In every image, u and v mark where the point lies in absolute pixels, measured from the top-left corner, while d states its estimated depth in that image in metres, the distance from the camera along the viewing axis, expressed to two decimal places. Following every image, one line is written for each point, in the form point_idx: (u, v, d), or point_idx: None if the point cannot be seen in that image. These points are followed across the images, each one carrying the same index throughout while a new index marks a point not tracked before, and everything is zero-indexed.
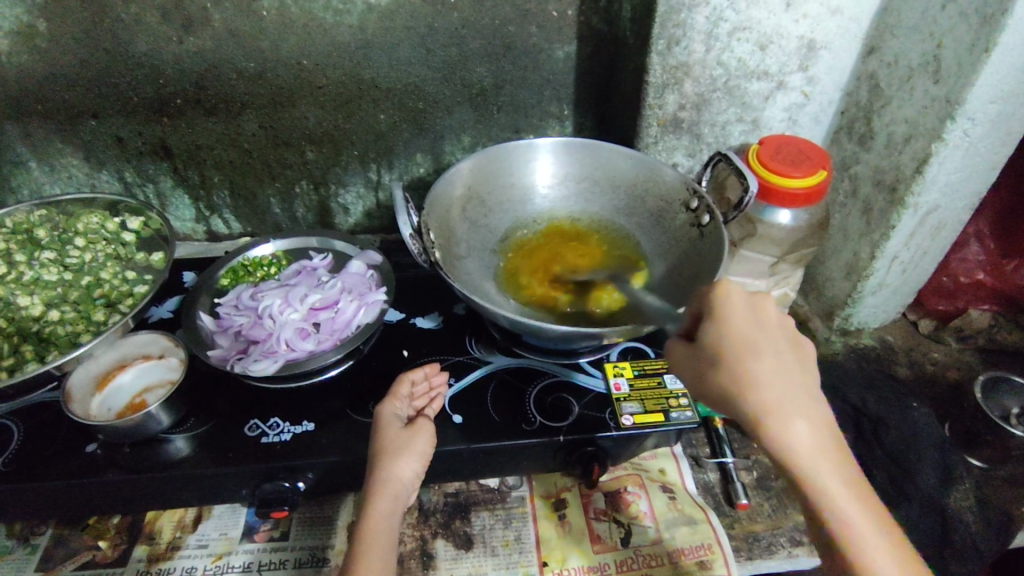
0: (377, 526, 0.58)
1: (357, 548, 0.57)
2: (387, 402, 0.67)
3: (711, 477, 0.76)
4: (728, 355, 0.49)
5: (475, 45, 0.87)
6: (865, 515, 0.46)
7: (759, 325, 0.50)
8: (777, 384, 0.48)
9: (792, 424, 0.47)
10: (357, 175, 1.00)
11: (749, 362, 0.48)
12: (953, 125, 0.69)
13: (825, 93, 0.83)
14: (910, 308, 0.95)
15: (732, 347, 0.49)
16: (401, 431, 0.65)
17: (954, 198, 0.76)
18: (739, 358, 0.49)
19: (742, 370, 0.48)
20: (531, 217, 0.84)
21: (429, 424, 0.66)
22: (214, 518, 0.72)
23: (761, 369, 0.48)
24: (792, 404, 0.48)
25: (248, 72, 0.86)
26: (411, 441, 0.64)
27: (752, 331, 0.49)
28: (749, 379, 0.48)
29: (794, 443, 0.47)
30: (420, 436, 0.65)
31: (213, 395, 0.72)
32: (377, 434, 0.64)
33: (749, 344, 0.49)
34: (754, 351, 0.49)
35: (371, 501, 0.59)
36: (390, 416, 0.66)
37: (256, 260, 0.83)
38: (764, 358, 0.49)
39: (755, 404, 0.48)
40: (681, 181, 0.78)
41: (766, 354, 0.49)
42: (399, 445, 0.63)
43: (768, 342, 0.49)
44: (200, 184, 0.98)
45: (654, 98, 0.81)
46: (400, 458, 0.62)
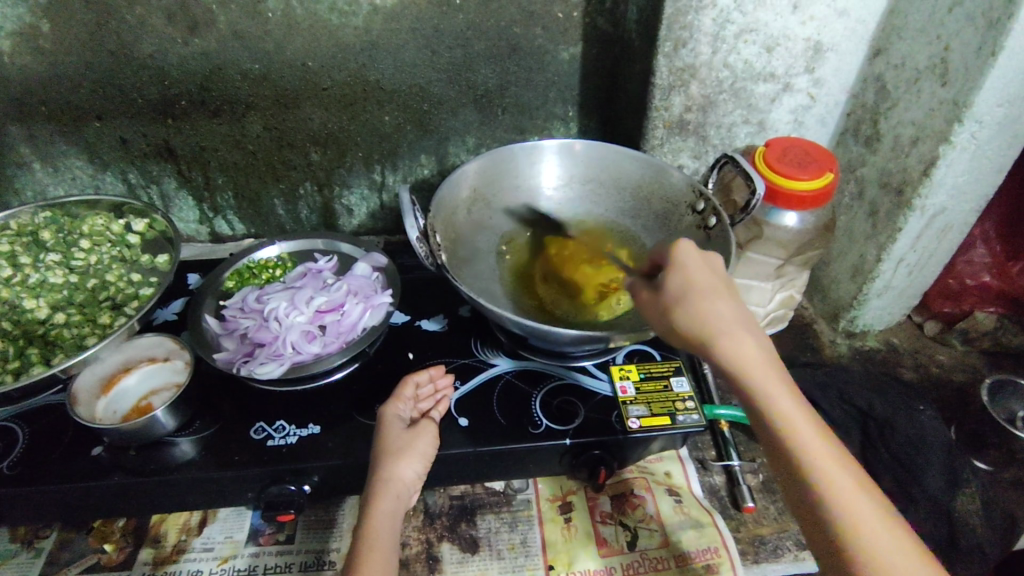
0: (379, 527, 0.58)
1: (358, 549, 0.57)
2: (391, 402, 0.67)
3: (717, 480, 0.76)
4: (689, 296, 0.51)
5: (480, 47, 0.87)
6: (825, 445, 0.48)
7: (712, 271, 0.53)
8: (734, 319, 0.51)
9: (752, 356, 0.50)
10: (362, 177, 1.00)
11: (711, 302, 0.51)
12: (961, 128, 0.68)
13: (831, 95, 0.83)
14: (915, 311, 0.95)
15: (692, 290, 0.51)
16: (403, 431, 0.65)
17: (960, 201, 0.76)
18: (699, 299, 0.51)
19: (703, 308, 0.50)
20: (536, 219, 0.84)
21: (432, 425, 0.66)
22: (220, 521, 0.72)
23: (720, 307, 0.51)
24: (748, 335, 0.51)
25: (253, 74, 0.86)
26: (413, 442, 0.64)
27: (705, 275, 0.52)
28: (710, 318, 0.50)
29: (756, 373, 0.50)
30: (422, 438, 0.65)
31: (219, 398, 0.72)
32: (380, 435, 0.64)
33: (706, 286, 0.52)
34: (713, 293, 0.51)
35: (373, 501, 0.59)
36: (393, 417, 0.66)
37: (261, 262, 0.82)
38: (719, 296, 0.51)
39: (720, 339, 0.50)
40: (686, 183, 0.78)
41: (721, 294, 0.52)
42: (401, 447, 0.63)
43: (722, 287, 0.52)
44: (204, 185, 0.98)
45: (660, 100, 0.81)
46: (401, 458, 0.62)
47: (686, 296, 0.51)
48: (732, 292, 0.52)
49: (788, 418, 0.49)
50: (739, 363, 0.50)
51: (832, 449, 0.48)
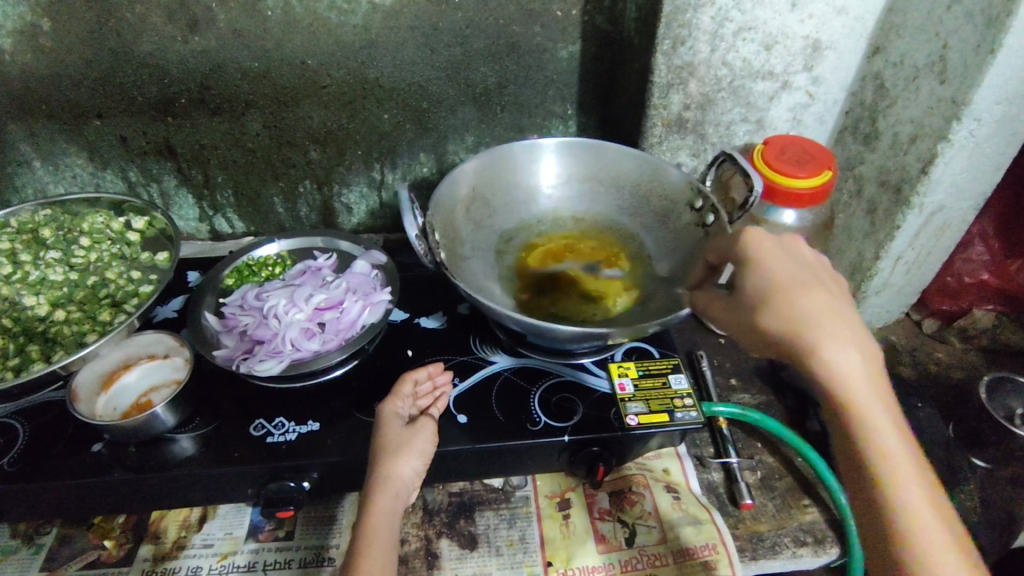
0: (378, 524, 0.58)
1: (358, 545, 0.57)
2: (390, 400, 0.67)
3: (715, 477, 0.76)
4: (777, 295, 0.50)
5: (479, 45, 0.87)
6: (909, 464, 0.46)
7: (803, 269, 0.51)
8: (833, 324, 0.48)
9: (847, 363, 0.47)
10: (361, 175, 1.00)
11: (803, 305, 0.49)
12: (959, 126, 0.69)
13: (830, 93, 0.83)
14: (913, 308, 0.95)
15: (785, 288, 0.50)
16: (401, 429, 0.65)
17: (959, 198, 0.76)
18: (788, 296, 0.49)
19: (800, 307, 0.49)
20: (534, 217, 0.84)
21: (431, 423, 0.66)
22: (220, 517, 0.72)
23: (818, 310, 0.48)
24: (846, 338, 0.48)
25: (253, 72, 0.86)
26: (411, 439, 0.64)
27: (807, 277, 0.50)
28: (806, 318, 0.48)
29: (851, 383, 0.47)
30: (421, 435, 0.65)
31: (218, 395, 0.72)
32: (379, 433, 0.64)
33: (808, 288, 0.50)
34: (802, 290, 0.49)
35: (372, 497, 0.60)
36: (391, 414, 0.66)
37: (260, 260, 0.83)
38: (817, 298, 0.49)
39: (814, 343, 0.48)
40: (684, 180, 0.78)
41: (818, 296, 0.49)
42: (400, 444, 0.63)
43: (814, 284, 0.50)
44: (204, 183, 0.98)
45: (659, 98, 0.81)
46: (400, 455, 0.62)
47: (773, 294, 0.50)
48: (833, 295, 0.50)
49: (877, 430, 0.47)
50: (832, 369, 0.47)
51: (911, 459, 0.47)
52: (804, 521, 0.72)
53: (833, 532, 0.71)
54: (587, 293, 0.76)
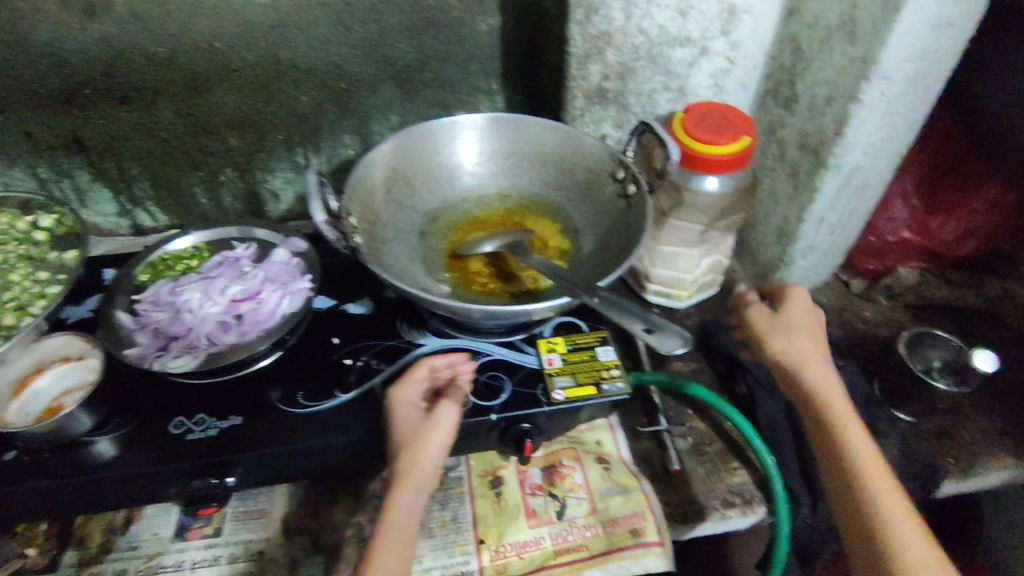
0: (399, 515, 0.60)
1: (375, 540, 0.60)
2: (404, 387, 0.67)
3: (646, 446, 0.77)
4: (792, 328, 0.73)
5: (395, 21, 0.85)
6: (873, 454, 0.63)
7: (811, 317, 0.74)
8: (819, 357, 0.70)
9: (830, 386, 0.68)
10: (284, 160, 0.97)
11: (796, 331, 0.72)
12: (870, 86, 0.69)
13: (749, 57, 0.83)
14: (842, 269, 0.95)
15: (792, 323, 0.73)
16: (417, 418, 0.65)
17: (876, 158, 0.77)
18: (793, 329, 0.72)
19: (801, 344, 0.71)
20: (459, 196, 0.83)
21: (449, 408, 0.64)
22: (147, 518, 0.71)
23: (814, 346, 0.71)
24: (833, 374, 0.69)
25: (160, 58, 0.82)
26: (429, 432, 0.63)
27: (811, 318, 0.74)
28: (805, 349, 0.70)
29: (833, 397, 0.67)
30: (438, 430, 0.63)
31: (136, 395, 0.70)
32: (398, 422, 0.64)
33: (811, 326, 0.73)
34: (806, 326, 0.73)
35: (394, 489, 0.61)
36: (406, 403, 0.66)
37: (175, 254, 0.80)
38: (811, 327, 0.73)
39: (797, 362, 0.70)
40: (607, 152, 0.79)
41: (808, 325, 0.73)
42: (413, 436, 0.63)
43: (817, 329, 0.73)
44: (119, 177, 0.95)
45: (576, 69, 0.79)
46: (416, 444, 0.62)
47: (792, 325, 0.73)
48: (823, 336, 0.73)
49: (853, 436, 0.64)
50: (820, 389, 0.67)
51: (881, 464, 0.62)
52: (732, 483, 0.73)
53: (761, 492, 0.73)
54: (507, 283, 0.75)
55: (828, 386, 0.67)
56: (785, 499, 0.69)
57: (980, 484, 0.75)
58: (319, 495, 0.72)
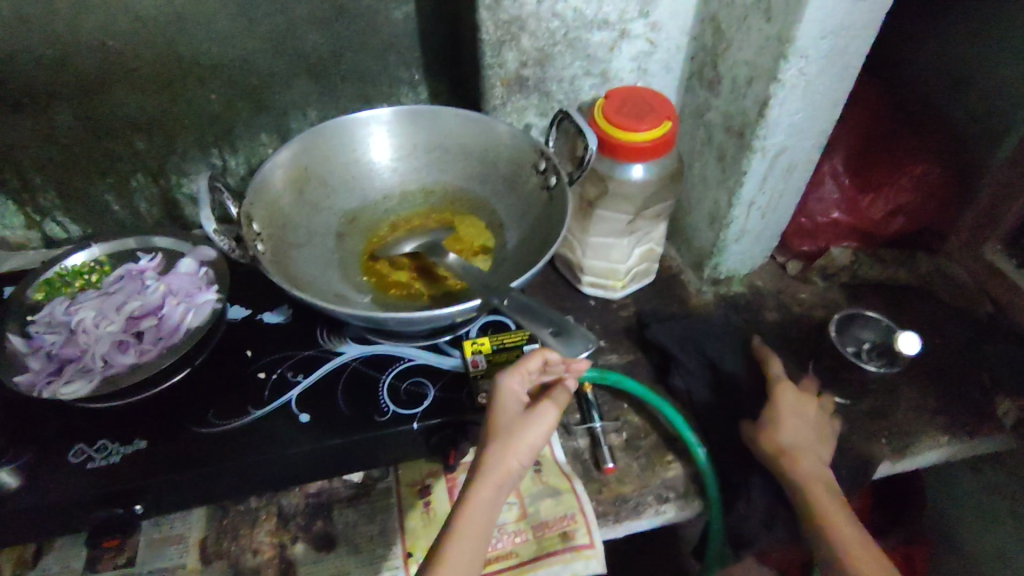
0: (475, 514, 0.55)
1: (447, 535, 0.54)
2: (512, 373, 0.60)
3: (580, 444, 0.74)
4: (779, 418, 0.69)
5: (302, 11, 0.80)
6: (883, 571, 0.61)
7: (798, 401, 0.71)
8: (808, 448, 0.68)
9: (831, 499, 0.64)
10: (199, 162, 0.92)
11: (791, 433, 0.68)
12: (787, 65, 0.67)
13: (671, 39, 0.80)
14: (777, 251, 0.95)
15: (778, 412, 0.70)
16: (517, 412, 0.59)
17: (800, 139, 0.75)
18: (781, 419, 0.69)
19: (789, 433, 0.68)
20: (380, 195, 0.80)
21: (552, 408, 0.59)
22: (56, 551, 0.66)
23: (801, 436, 0.68)
24: (820, 465, 0.67)
25: (49, 59, 0.77)
26: (529, 426, 0.58)
27: (797, 403, 0.71)
28: (793, 439, 0.67)
29: (823, 494, 0.64)
30: (537, 425, 0.58)
31: (33, 423, 0.66)
32: (497, 410, 0.59)
33: (799, 412, 0.70)
34: (793, 413, 0.70)
35: (477, 483, 0.55)
36: (510, 394, 0.60)
37: (74, 269, 0.75)
38: (803, 427, 0.69)
39: (797, 470, 0.65)
40: (529, 143, 0.76)
41: (799, 417, 0.70)
42: (513, 429, 0.58)
43: (806, 415, 0.71)
44: (22, 187, 0.89)
45: (491, 57, 0.76)
46: (514, 440, 0.57)
47: (779, 414, 0.69)
48: (811, 421, 0.70)
49: (843, 533, 0.62)
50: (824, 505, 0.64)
51: (874, 559, 0.61)
52: (666, 477, 0.72)
53: (695, 485, 0.71)
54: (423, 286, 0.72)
55: (818, 481, 0.65)
56: (716, 488, 0.69)
57: (915, 463, 0.74)
58: (239, 516, 0.69)
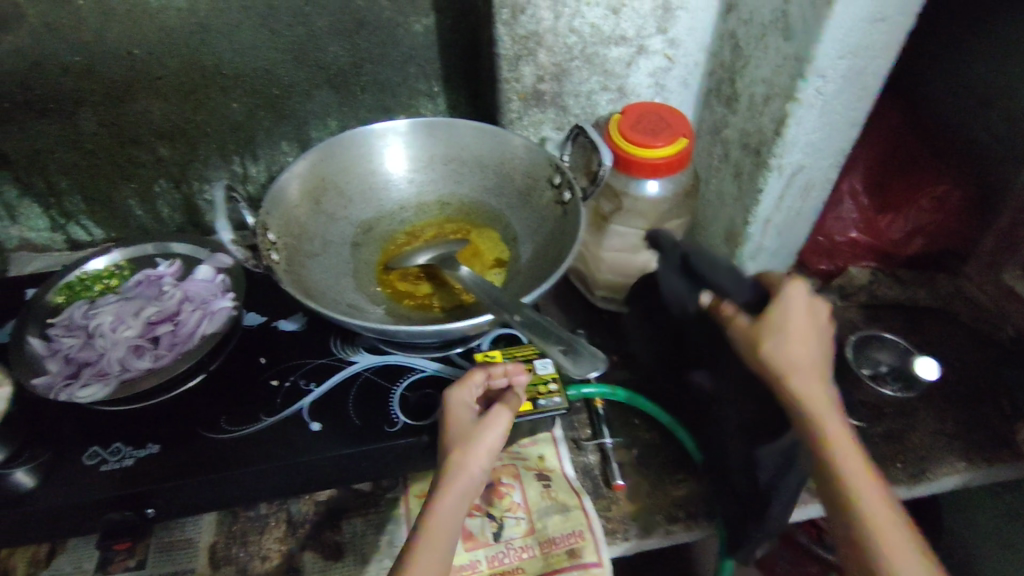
0: (442, 523, 0.55)
1: (414, 545, 0.54)
2: (457, 388, 0.62)
3: (590, 459, 0.74)
4: (777, 332, 0.58)
5: (323, 23, 0.81)
6: (909, 547, 0.52)
7: (802, 310, 0.60)
8: (809, 363, 0.58)
9: (839, 437, 0.56)
10: (220, 169, 0.93)
11: (793, 348, 0.58)
12: (805, 84, 0.67)
13: (689, 55, 0.80)
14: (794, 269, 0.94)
15: (778, 325, 0.59)
16: (468, 423, 0.61)
17: (817, 157, 0.75)
18: (779, 333, 0.58)
19: (786, 349, 0.58)
20: (395, 205, 0.80)
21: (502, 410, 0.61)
22: (69, 552, 0.67)
23: (803, 352, 0.58)
24: (822, 387, 0.58)
25: (75, 67, 0.78)
26: (481, 434, 0.59)
27: (801, 313, 0.59)
28: (793, 355, 0.58)
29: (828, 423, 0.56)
30: (490, 432, 0.60)
31: (50, 425, 0.67)
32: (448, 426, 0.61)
33: (802, 323, 0.59)
34: (794, 325, 0.59)
35: (439, 491, 0.56)
36: (458, 407, 0.62)
37: (95, 274, 0.76)
38: (808, 339, 0.59)
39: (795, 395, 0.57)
40: (544, 156, 0.76)
41: (802, 327, 0.59)
42: (466, 438, 0.59)
43: (811, 326, 0.59)
44: (48, 190, 0.90)
45: (509, 71, 0.77)
46: (467, 445, 0.59)
47: (776, 326, 0.59)
48: (816, 331, 0.59)
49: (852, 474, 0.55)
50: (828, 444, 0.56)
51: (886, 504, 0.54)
52: (676, 496, 0.71)
53: (706, 506, 0.71)
54: (435, 296, 0.72)
55: (819, 409, 0.56)
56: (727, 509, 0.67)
57: (931, 489, 0.73)
58: (249, 522, 0.70)
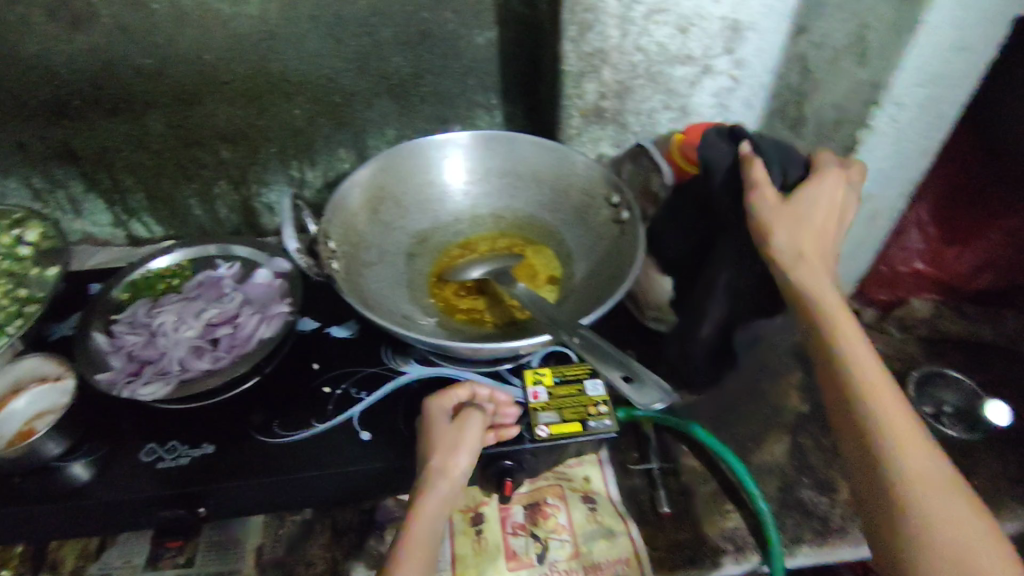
0: (420, 535, 0.58)
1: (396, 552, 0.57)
2: (435, 398, 0.65)
3: (637, 483, 0.73)
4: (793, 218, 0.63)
5: (388, 34, 0.82)
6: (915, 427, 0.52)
7: (820, 207, 0.65)
8: (816, 253, 0.63)
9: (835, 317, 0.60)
10: (279, 173, 0.95)
11: (802, 236, 0.63)
12: (879, 110, 0.67)
13: (755, 76, 0.77)
14: (853, 297, 0.95)
15: (795, 209, 0.64)
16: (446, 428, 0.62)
17: (886, 186, 0.72)
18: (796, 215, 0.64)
19: (795, 235, 0.63)
20: (450, 217, 0.80)
21: (475, 417, 0.63)
22: (121, 545, 0.69)
23: (812, 243, 0.63)
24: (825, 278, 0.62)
25: (147, 69, 0.80)
26: (458, 436, 0.61)
27: (822, 207, 0.65)
28: (803, 240, 0.63)
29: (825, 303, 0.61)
30: (467, 433, 0.62)
31: (109, 420, 0.69)
32: (427, 432, 0.62)
33: (820, 215, 0.64)
34: (810, 216, 0.64)
35: (420, 496, 0.59)
36: (436, 413, 0.64)
37: (157, 273, 0.78)
38: (817, 238, 0.64)
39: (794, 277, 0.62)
40: (603, 175, 0.75)
41: (818, 220, 0.64)
42: (444, 443, 0.61)
43: (827, 225, 0.65)
44: (114, 187, 0.93)
45: (572, 88, 0.76)
46: (436, 456, 0.60)
47: (794, 209, 0.64)
48: (829, 229, 0.65)
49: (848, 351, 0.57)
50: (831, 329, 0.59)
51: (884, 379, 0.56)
52: (726, 528, 0.70)
53: (755, 539, 0.69)
54: (489, 311, 0.72)
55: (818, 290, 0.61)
56: (779, 545, 0.66)
57: None
58: (295, 527, 0.70)
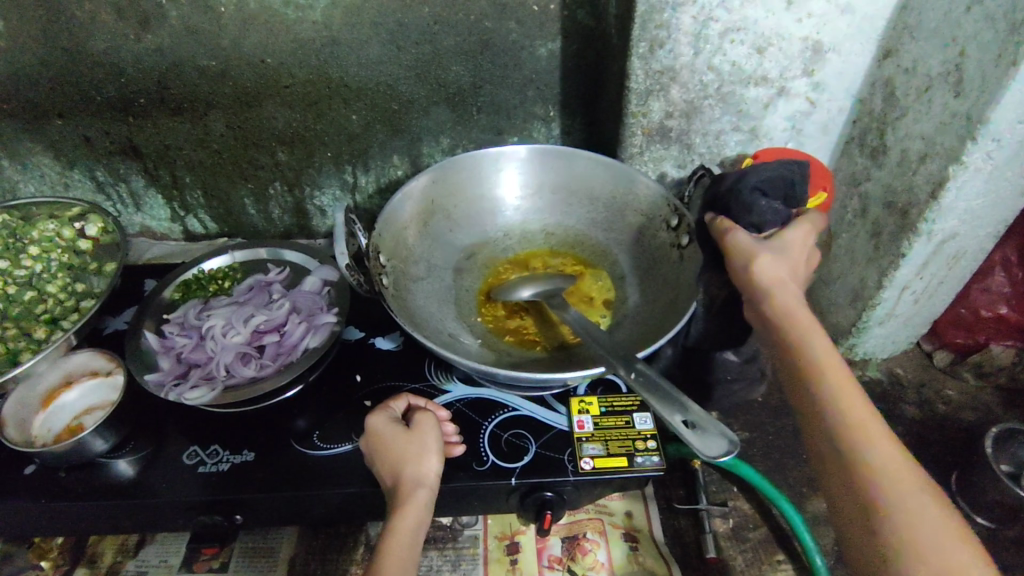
0: (399, 541, 0.51)
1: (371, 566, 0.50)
2: (377, 412, 0.61)
3: (683, 523, 0.70)
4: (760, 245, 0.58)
5: (449, 43, 0.80)
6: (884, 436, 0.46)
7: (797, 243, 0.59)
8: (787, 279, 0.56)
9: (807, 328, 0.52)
10: (333, 177, 0.95)
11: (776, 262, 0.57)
12: (975, 146, 0.59)
13: (834, 100, 0.74)
14: (925, 338, 0.88)
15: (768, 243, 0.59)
16: (398, 434, 0.58)
17: (974, 226, 0.67)
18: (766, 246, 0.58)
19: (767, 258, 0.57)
20: (500, 232, 0.78)
21: (429, 419, 0.60)
22: (158, 543, 0.69)
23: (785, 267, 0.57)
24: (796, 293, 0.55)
25: (211, 70, 0.81)
26: (420, 439, 0.58)
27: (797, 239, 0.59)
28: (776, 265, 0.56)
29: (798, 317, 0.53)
30: (428, 435, 0.58)
31: (156, 419, 0.69)
32: (381, 447, 0.57)
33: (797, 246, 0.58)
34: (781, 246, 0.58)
35: (398, 511, 0.53)
36: (383, 425, 0.59)
37: (209, 274, 0.80)
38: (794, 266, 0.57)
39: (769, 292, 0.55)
40: (662, 197, 0.72)
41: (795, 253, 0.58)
42: (406, 450, 0.56)
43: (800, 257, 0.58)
44: (173, 184, 0.94)
45: (637, 105, 0.73)
46: (406, 469, 0.55)
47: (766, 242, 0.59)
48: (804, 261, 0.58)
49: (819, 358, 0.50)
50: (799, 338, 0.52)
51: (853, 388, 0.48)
52: None
53: None
54: (538, 333, 0.70)
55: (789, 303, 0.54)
56: None
57: None
58: (329, 540, 0.70)
